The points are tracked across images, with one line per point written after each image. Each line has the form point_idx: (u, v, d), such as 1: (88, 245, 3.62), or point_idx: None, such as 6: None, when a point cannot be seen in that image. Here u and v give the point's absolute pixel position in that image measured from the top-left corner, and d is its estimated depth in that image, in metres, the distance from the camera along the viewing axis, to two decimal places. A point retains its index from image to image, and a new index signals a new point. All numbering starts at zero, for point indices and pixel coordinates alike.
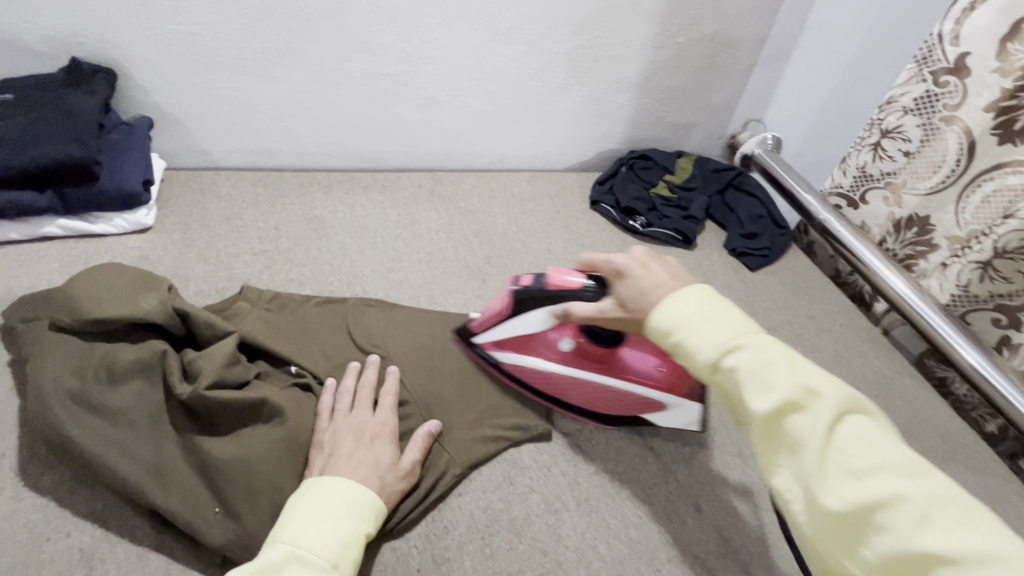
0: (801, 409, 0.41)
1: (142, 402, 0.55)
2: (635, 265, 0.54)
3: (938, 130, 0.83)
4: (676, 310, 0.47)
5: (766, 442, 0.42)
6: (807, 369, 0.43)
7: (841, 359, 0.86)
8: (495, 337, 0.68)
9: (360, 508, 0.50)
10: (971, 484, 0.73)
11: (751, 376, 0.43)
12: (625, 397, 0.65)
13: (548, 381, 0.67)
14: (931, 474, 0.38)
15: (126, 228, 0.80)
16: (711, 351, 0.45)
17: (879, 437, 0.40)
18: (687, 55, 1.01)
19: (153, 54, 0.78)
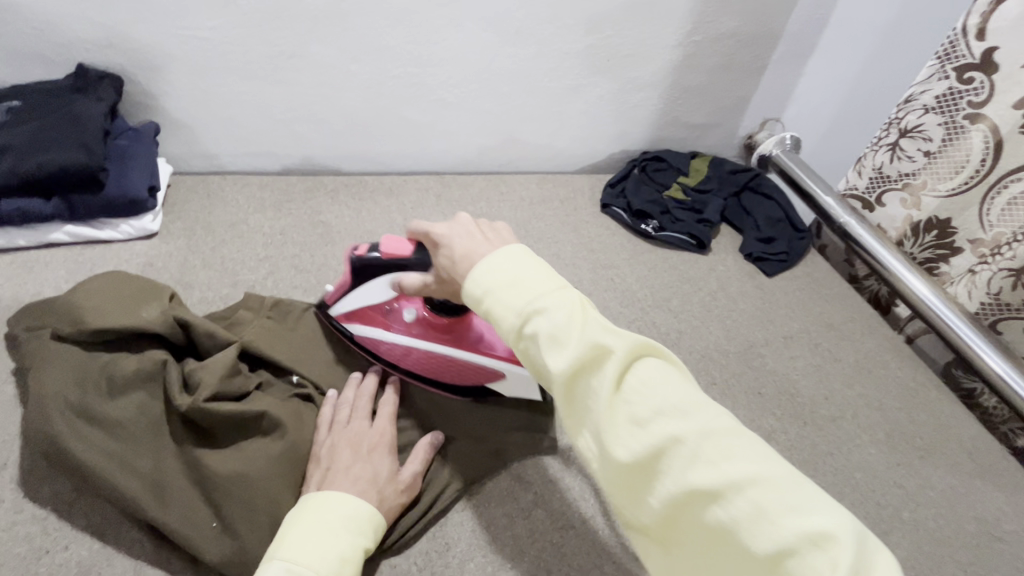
0: (594, 367, 0.38)
1: (141, 414, 0.54)
2: (456, 234, 0.50)
3: (962, 130, 0.79)
4: (485, 274, 0.44)
5: (567, 404, 0.40)
6: (595, 322, 0.40)
7: (862, 369, 0.83)
8: (344, 307, 0.65)
9: (359, 522, 0.49)
10: (1000, 503, 0.69)
11: (548, 337, 0.40)
12: (474, 368, 0.63)
13: (398, 353, 0.65)
14: (705, 408, 0.37)
15: (132, 235, 0.80)
16: (513, 317, 0.42)
17: (668, 378, 0.38)
18: (701, 54, 0.98)
19: (158, 60, 0.78)
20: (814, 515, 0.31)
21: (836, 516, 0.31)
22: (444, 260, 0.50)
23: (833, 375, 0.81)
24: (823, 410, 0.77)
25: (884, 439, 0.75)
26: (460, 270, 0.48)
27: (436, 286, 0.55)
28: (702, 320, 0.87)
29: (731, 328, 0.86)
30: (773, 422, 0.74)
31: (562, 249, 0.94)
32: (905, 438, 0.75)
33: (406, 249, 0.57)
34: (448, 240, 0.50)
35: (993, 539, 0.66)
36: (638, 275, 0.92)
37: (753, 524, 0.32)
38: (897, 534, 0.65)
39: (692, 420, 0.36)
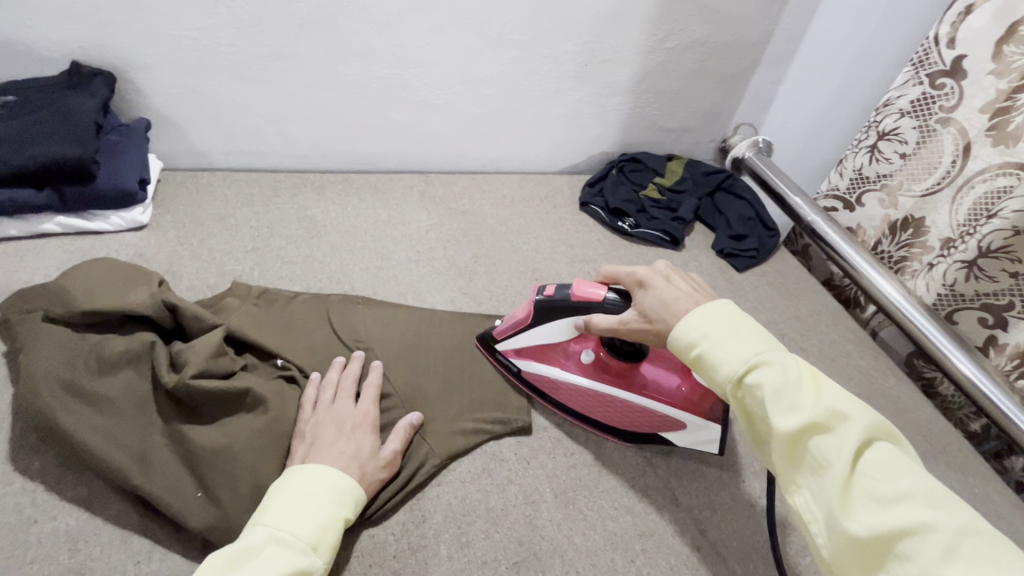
0: (826, 430, 0.41)
1: (129, 390, 0.56)
2: (656, 277, 0.57)
3: (934, 132, 0.83)
4: (704, 323, 0.50)
5: (788, 464, 0.42)
6: (833, 393, 0.43)
7: (826, 358, 0.87)
8: (517, 345, 0.70)
9: (338, 494, 0.51)
10: (952, 481, 0.73)
11: (775, 393, 0.43)
12: (639, 412, 0.65)
13: (570, 392, 0.68)
14: (959, 507, 0.37)
15: (121, 226, 0.82)
16: (736, 365, 0.46)
17: (908, 467, 0.39)
18: (677, 59, 1.03)
19: (153, 59, 0.81)
20: None
21: None
22: (649, 302, 0.56)
23: None
24: None
25: None
26: (672, 312, 0.53)
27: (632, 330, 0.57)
28: None
29: None
30: None
31: (541, 244, 0.98)
32: None
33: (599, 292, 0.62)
34: (653, 284, 0.57)
35: None
36: None
37: None
38: None
39: (941, 513, 0.36)
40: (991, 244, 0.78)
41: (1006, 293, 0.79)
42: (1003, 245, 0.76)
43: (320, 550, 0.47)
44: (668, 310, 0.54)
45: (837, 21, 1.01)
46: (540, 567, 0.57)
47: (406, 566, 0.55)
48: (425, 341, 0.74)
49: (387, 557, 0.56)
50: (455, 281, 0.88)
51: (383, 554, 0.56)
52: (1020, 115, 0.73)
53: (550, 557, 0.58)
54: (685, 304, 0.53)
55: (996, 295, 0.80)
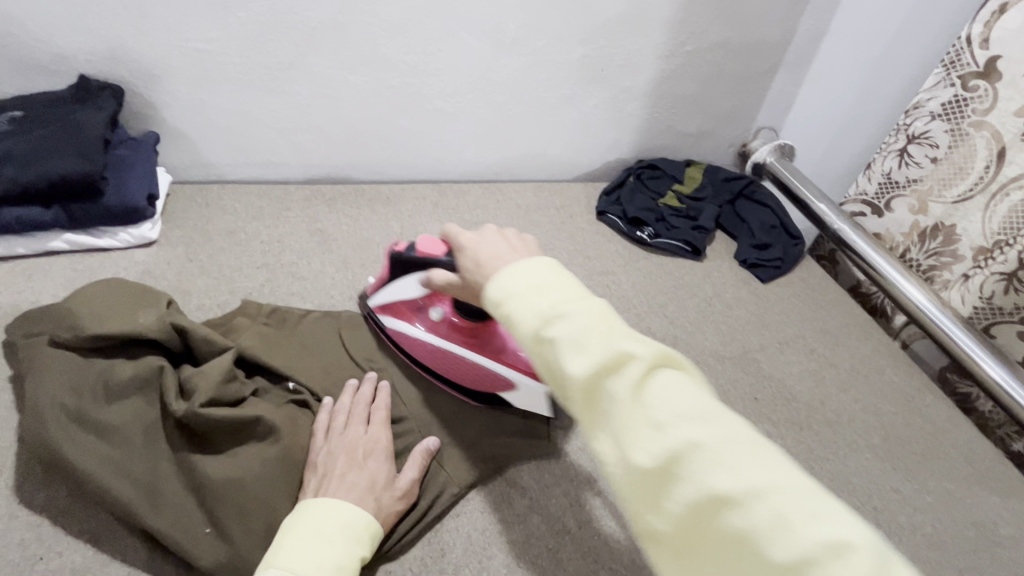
0: (615, 368, 0.37)
1: (137, 419, 0.54)
2: (473, 234, 0.52)
3: (966, 136, 0.80)
4: (509, 278, 0.43)
5: (584, 408, 0.38)
6: (621, 327, 0.39)
7: (858, 374, 0.83)
8: (380, 300, 0.70)
9: (354, 531, 0.49)
10: (998, 507, 0.69)
11: (568, 340, 0.38)
12: (477, 370, 0.64)
13: (418, 349, 0.67)
14: (732, 417, 0.35)
15: (130, 242, 0.81)
16: (532, 318, 0.40)
17: (689, 386, 0.36)
18: (695, 63, 0.99)
19: (159, 71, 0.79)
20: (846, 528, 0.30)
21: (862, 531, 0.30)
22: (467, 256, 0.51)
23: (829, 379, 0.82)
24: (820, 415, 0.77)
25: (881, 443, 0.74)
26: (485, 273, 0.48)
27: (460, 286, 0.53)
28: (697, 325, 0.87)
29: (727, 333, 0.86)
30: (769, 425, 0.74)
31: (558, 256, 0.94)
32: (901, 443, 0.75)
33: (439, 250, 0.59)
34: (467, 242, 0.52)
35: (993, 544, 0.65)
36: (634, 281, 0.93)
37: (779, 536, 0.30)
38: (894, 539, 0.64)
39: (715, 426, 0.34)
40: None
41: None
42: None
43: None
44: (483, 270, 0.48)
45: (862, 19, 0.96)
46: None
47: None
48: None
49: None
50: None
51: None
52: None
53: None
54: (498, 265, 0.47)
55: None
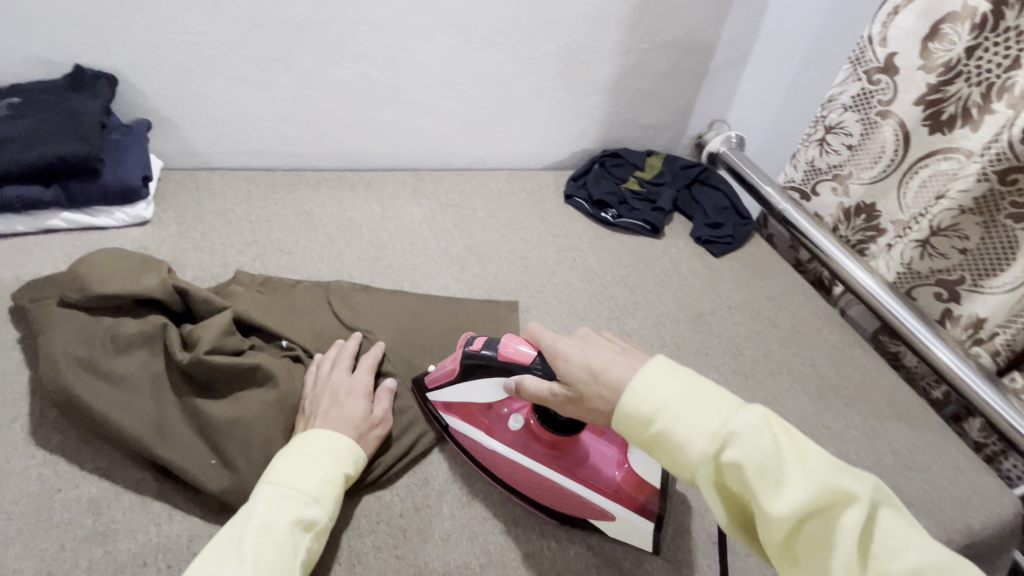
0: (814, 506, 0.40)
1: (145, 368, 0.60)
2: (579, 341, 0.53)
3: (875, 125, 0.90)
4: (655, 390, 0.46)
5: (784, 541, 0.42)
6: (806, 458, 0.42)
7: (798, 332, 0.93)
8: (447, 399, 0.63)
9: (339, 452, 0.55)
10: (914, 439, 0.79)
11: (760, 476, 0.41)
12: (569, 496, 0.57)
13: (492, 460, 0.61)
14: (932, 546, 0.40)
15: (125, 221, 0.86)
16: (707, 443, 0.43)
17: (887, 518, 0.41)
18: (651, 60, 1.08)
19: (152, 63, 0.85)
20: None
21: None
22: (578, 375, 0.50)
23: (772, 338, 0.91)
24: (763, 367, 0.86)
25: (815, 389, 0.84)
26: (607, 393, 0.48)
27: (567, 402, 0.52)
28: (656, 293, 0.96)
29: (683, 300, 0.95)
30: (716, 376, 0.84)
31: (528, 235, 1.02)
32: (833, 389, 0.85)
33: (526, 355, 0.55)
34: (572, 348, 0.52)
35: (908, 468, 0.75)
36: (599, 256, 1.01)
37: None
38: None
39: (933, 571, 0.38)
40: (942, 223, 0.83)
41: (956, 269, 0.85)
42: (951, 222, 0.82)
43: (322, 501, 0.51)
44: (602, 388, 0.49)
45: (788, 23, 1.08)
46: (536, 523, 0.61)
47: (412, 522, 0.59)
48: (420, 323, 0.78)
49: (394, 515, 0.59)
50: (448, 269, 0.92)
51: (390, 513, 0.59)
52: (952, 105, 0.81)
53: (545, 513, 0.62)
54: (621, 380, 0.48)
55: (948, 271, 0.87)
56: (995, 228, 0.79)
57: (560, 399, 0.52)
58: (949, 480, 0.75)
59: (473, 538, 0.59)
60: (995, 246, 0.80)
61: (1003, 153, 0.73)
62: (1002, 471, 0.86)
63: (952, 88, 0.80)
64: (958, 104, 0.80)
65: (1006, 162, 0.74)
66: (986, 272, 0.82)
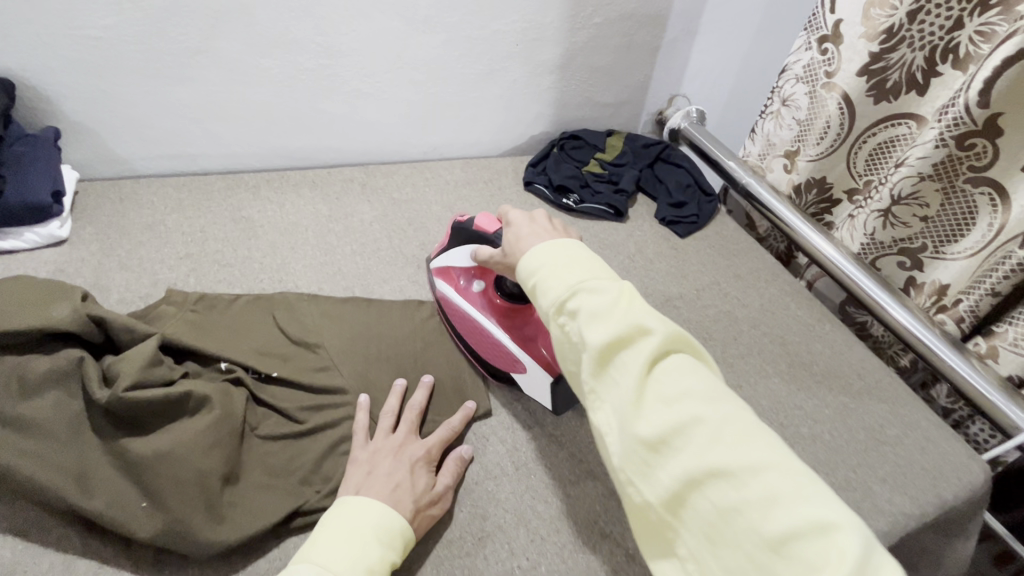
0: (631, 347, 0.42)
1: (59, 411, 0.53)
2: (522, 219, 0.59)
3: (820, 98, 0.87)
4: (541, 255, 0.50)
5: (596, 378, 0.43)
6: (644, 312, 0.44)
7: (765, 311, 0.91)
8: (439, 262, 0.74)
9: (389, 534, 0.50)
10: (882, 413, 0.79)
11: (588, 314, 0.44)
12: (498, 350, 0.66)
13: (453, 310, 0.71)
14: (733, 404, 0.40)
15: (37, 243, 0.79)
16: (558, 293, 0.47)
17: (698, 372, 0.42)
18: (605, 36, 1.02)
19: (52, 62, 0.76)
20: (826, 508, 0.34)
21: (837, 511, 0.34)
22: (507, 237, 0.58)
23: (740, 319, 0.90)
24: (732, 350, 0.85)
25: (785, 368, 0.83)
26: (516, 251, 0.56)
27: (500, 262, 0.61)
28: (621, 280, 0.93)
29: (648, 285, 0.93)
30: None
31: None
32: (804, 367, 0.83)
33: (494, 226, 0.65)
34: (517, 223, 0.59)
35: (879, 444, 0.75)
36: None
37: (765, 510, 0.34)
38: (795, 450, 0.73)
39: (715, 407, 0.39)
40: (903, 191, 0.81)
41: (920, 236, 0.84)
42: (911, 190, 0.80)
43: None
44: (517, 249, 0.56)
45: None
46: (506, 540, 0.58)
47: None
48: (375, 330, 0.72)
49: None
50: (403, 270, 0.87)
51: None
52: (895, 73, 0.79)
53: (513, 530, 0.58)
54: (526, 243, 0.55)
55: (911, 239, 0.85)
56: (954, 194, 0.77)
57: (495, 261, 0.62)
58: (920, 453, 0.74)
59: (437, 565, 0.55)
60: (955, 212, 0.78)
61: (959, 117, 0.71)
62: (969, 435, 0.87)
63: (895, 55, 0.77)
64: (901, 70, 0.78)
65: (963, 126, 0.71)
66: (947, 239, 0.81)
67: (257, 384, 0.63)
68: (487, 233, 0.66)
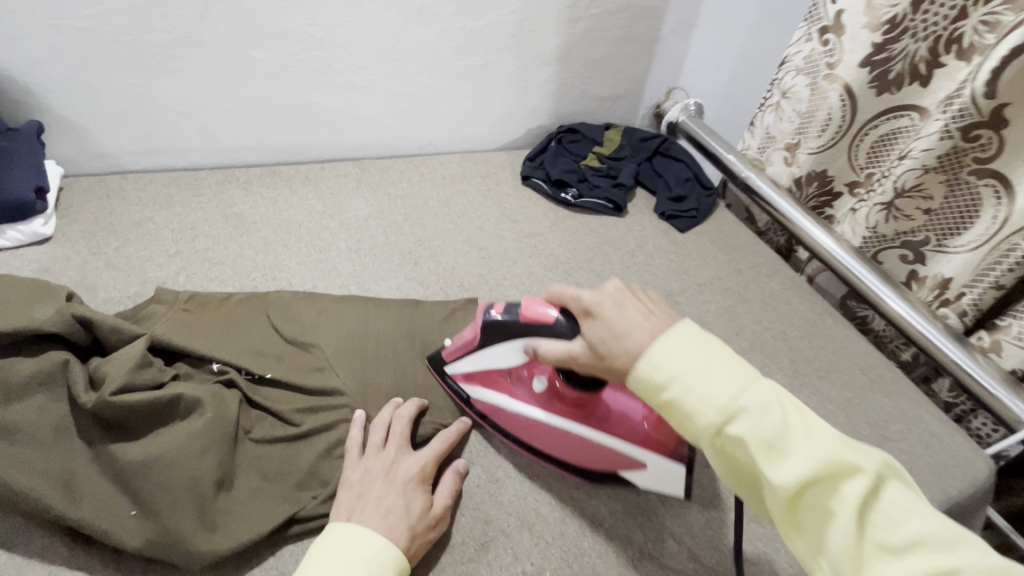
0: (827, 484, 0.40)
1: (44, 416, 0.51)
2: (606, 302, 0.51)
3: (821, 89, 0.86)
4: (668, 361, 0.45)
5: (792, 515, 0.41)
6: (827, 438, 0.41)
7: (767, 306, 0.90)
8: (466, 368, 0.63)
9: (380, 567, 0.47)
10: (886, 409, 0.78)
11: (766, 446, 0.41)
12: (600, 451, 0.59)
13: (517, 420, 0.62)
14: (968, 541, 0.37)
15: (21, 241, 0.77)
16: (714, 418, 0.42)
17: (912, 506, 0.39)
18: (603, 28, 1.00)
19: (33, 53, 0.73)
20: None
21: None
22: (596, 328, 0.50)
23: (743, 315, 0.89)
24: (734, 347, 0.84)
25: (788, 364, 0.82)
26: (619, 349, 0.48)
27: (585, 359, 0.52)
28: (622, 276, 0.92)
29: (649, 281, 0.92)
30: None
31: (485, 223, 0.96)
32: (807, 363, 0.83)
33: (547, 314, 0.55)
34: (603, 310, 0.51)
35: (883, 439, 0.74)
36: (561, 240, 0.96)
37: None
38: None
39: (952, 553, 0.37)
40: (906, 184, 0.79)
41: (922, 229, 0.83)
42: (915, 182, 0.79)
43: None
44: (619, 345, 0.48)
45: None
46: (509, 544, 0.56)
47: None
48: (371, 330, 0.69)
49: None
50: (399, 267, 0.85)
51: None
52: (898, 64, 0.77)
53: (516, 534, 0.57)
54: (636, 339, 0.47)
55: (913, 232, 0.85)
56: (958, 186, 0.77)
57: (575, 357, 0.53)
58: (924, 448, 0.74)
59: (439, 571, 0.54)
60: (959, 205, 0.77)
61: (964, 108, 0.70)
62: (972, 429, 0.86)
63: (898, 45, 0.76)
64: (904, 61, 0.77)
65: (969, 118, 0.70)
66: (951, 231, 0.80)
67: (250, 386, 0.62)
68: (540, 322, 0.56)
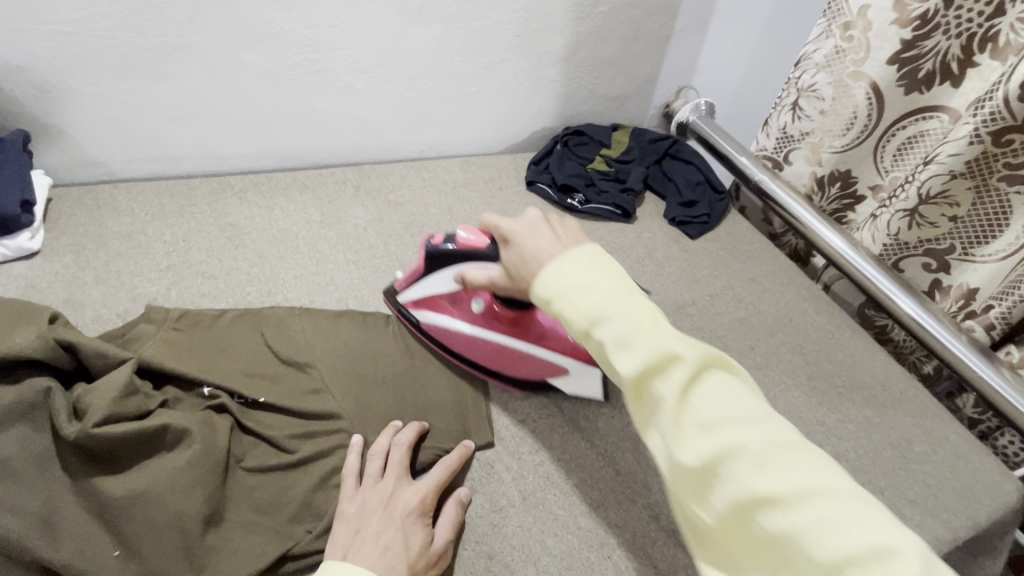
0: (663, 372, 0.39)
1: (24, 448, 0.49)
2: (522, 229, 0.53)
3: (847, 88, 0.82)
4: (559, 277, 0.46)
5: (637, 407, 0.41)
6: (672, 333, 0.41)
7: (781, 317, 0.87)
8: (413, 295, 0.67)
9: None
10: (909, 428, 0.74)
11: (617, 342, 0.41)
12: (532, 362, 0.65)
13: (458, 341, 0.66)
14: (776, 423, 0.38)
15: (8, 256, 0.74)
16: (582, 321, 0.43)
17: (736, 391, 0.39)
18: (611, 25, 0.96)
19: (16, 60, 0.70)
20: (891, 535, 0.32)
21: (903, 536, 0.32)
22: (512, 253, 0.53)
23: (757, 327, 0.85)
24: (748, 361, 0.81)
25: (804, 380, 0.79)
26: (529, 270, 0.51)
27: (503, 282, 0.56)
28: None
29: (658, 291, 0.88)
30: None
31: None
32: (825, 378, 0.79)
33: (479, 241, 0.59)
34: (518, 236, 0.53)
35: (906, 461, 0.71)
36: None
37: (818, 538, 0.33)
38: None
39: (759, 430, 0.37)
40: (932, 189, 0.75)
41: (948, 237, 0.78)
42: (941, 188, 0.74)
43: None
44: (529, 269, 0.51)
45: None
46: None
47: None
48: (368, 348, 0.66)
49: None
50: None
51: None
52: (929, 62, 0.73)
53: (521, 567, 0.54)
54: (542, 259, 0.49)
55: (937, 240, 0.80)
56: (987, 193, 0.72)
57: (498, 282, 0.57)
58: (950, 470, 0.70)
59: None
60: (987, 213, 0.73)
61: (997, 111, 0.65)
62: (998, 447, 0.83)
63: (929, 42, 0.72)
64: (935, 59, 0.73)
65: (1001, 122, 0.66)
66: (978, 239, 0.75)
67: (242, 411, 0.59)
68: (474, 250, 0.59)
